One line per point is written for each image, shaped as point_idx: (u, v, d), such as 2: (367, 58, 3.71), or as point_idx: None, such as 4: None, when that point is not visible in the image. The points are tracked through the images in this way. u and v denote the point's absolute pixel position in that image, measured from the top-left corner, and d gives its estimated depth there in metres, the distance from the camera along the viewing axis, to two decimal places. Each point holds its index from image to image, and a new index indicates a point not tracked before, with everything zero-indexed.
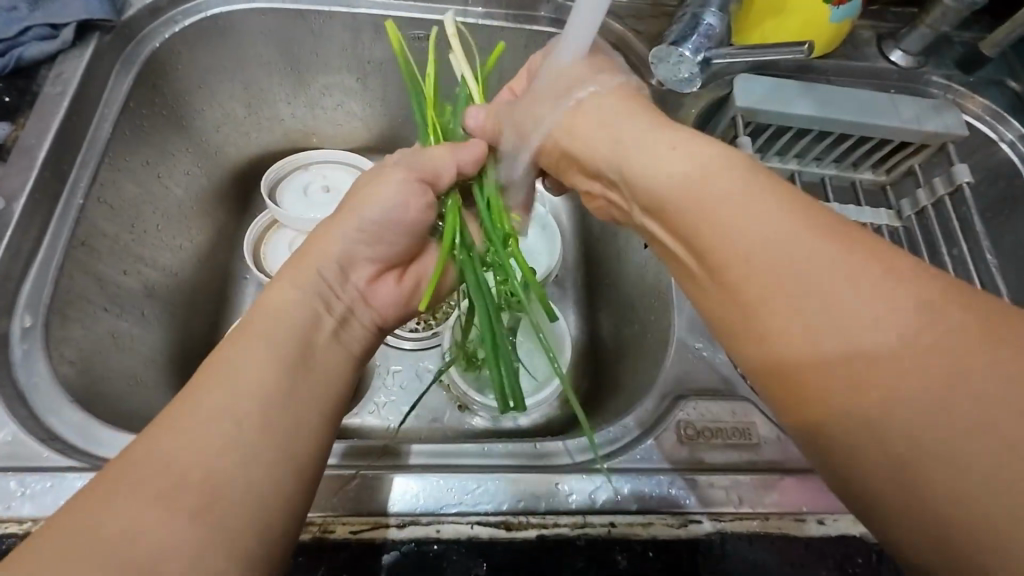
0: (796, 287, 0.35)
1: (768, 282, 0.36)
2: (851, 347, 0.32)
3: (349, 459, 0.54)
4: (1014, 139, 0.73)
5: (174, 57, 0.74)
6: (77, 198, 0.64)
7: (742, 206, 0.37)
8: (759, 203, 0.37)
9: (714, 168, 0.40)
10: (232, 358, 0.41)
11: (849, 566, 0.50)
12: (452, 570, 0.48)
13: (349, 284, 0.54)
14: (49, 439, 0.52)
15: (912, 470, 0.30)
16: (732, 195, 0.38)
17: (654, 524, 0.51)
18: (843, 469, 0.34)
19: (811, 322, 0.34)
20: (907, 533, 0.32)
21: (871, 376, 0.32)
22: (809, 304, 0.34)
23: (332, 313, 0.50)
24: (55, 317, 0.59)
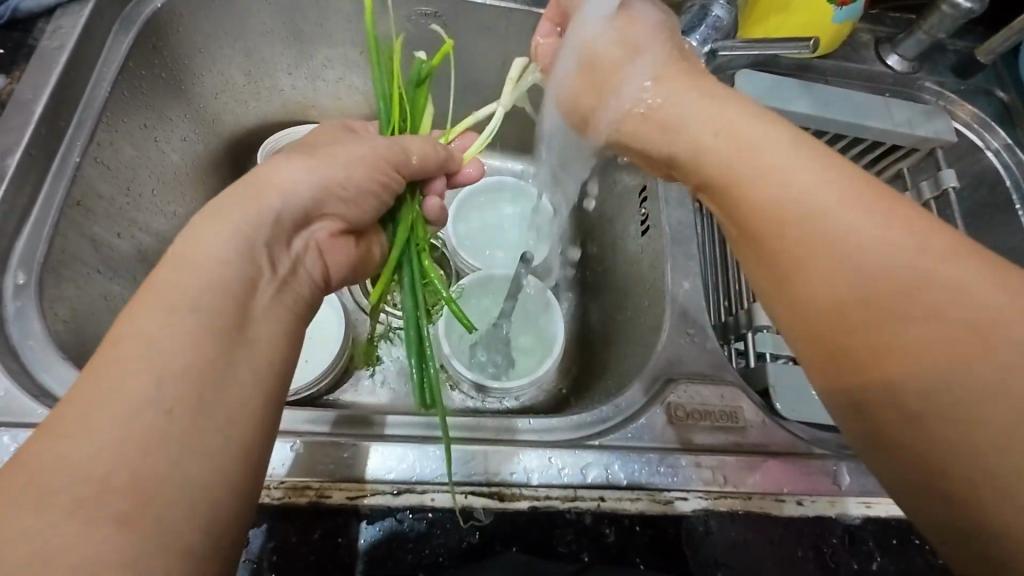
0: (824, 279, 0.36)
1: (796, 270, 0.37)
2: (873, 339, 0.34)
3: (341, 428, 0.54)
4: (1000, 147, 0.75)
5: (175, 17, 0.72)
6: (73, 156, 0.63)
7: (781, 176, 0.39)
8: (797, 175, 0.38)
9: (739, 162, 0.41)
10: (169, 301, 0.36)
11: (823, 545, 0.53)
12: (445, 537, 0.50)
13: (305, 231, 0.50)
14: (42, 396, 0.52)
15: (925, 426, 0.32)
16: (770, 190, 0.39)
17: (642, 500, 0.53)
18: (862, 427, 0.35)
19: (846, 286, 0.35)
20: (919, 489, 0.33)
21: (881, 368, 0.33)
22: (845, 267, 0.35)
23: (275, 270, 0.45)
24: (48, 275, 0.59)
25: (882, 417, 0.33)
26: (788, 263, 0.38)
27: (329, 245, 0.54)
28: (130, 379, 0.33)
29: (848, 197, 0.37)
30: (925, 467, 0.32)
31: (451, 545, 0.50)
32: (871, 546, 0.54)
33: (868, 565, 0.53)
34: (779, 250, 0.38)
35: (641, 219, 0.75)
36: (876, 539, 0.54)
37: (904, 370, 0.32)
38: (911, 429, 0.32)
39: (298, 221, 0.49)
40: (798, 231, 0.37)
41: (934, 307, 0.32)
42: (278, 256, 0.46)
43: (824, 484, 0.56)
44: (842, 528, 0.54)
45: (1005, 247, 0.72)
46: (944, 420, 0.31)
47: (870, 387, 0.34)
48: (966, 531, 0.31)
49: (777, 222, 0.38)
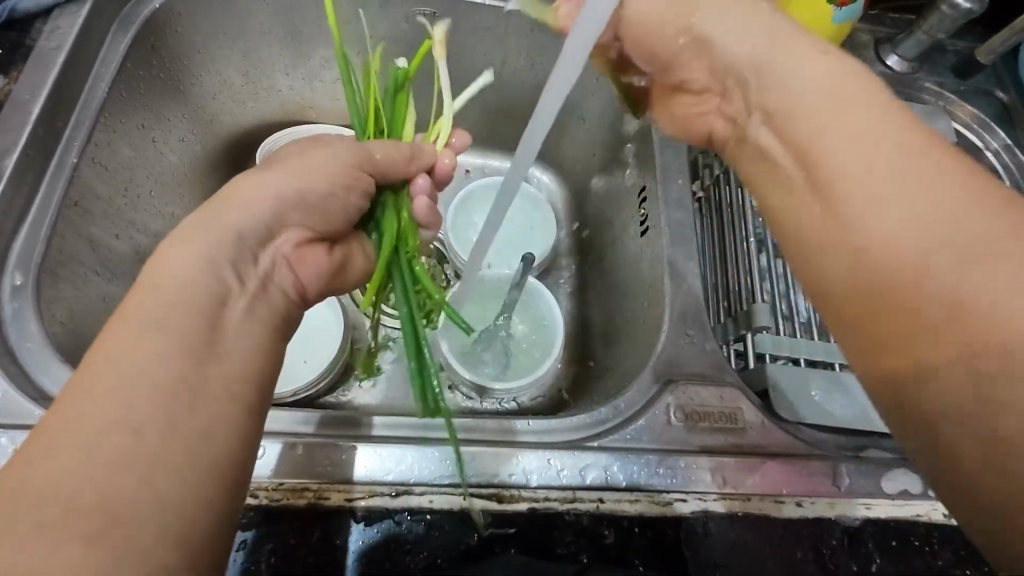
0: (918, 238, 0.35)
1: (889, 227, 0.36)
2: (971, 300, 0.33)
3: (326, 429, 0.53)
4: (999, 148, 0.75)
5: (173, 17, 0.72)
6: (71, 156, 0.63)
7: (860, 132, 0.39)
8: (873, 132, 0.39)
9: (817, 113, 0.41)
10: (146, 324, 0.38)
11: (823, 546, 0.53)
12: (444, 538, 0.50)
13: (273, 246, 0.49)
14: (40, 398, 0.52)
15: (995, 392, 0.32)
16: (859, 151, 0.38)
17: (641, 501, 0.53)
18: (919, 397, 0.35)
19: (917, 240, 0.35)
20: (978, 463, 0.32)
21: (949, 332, 0.33)
22: (918, 224, 0.35)
23: (245, 287, 0.45)
24: (46, 277, 0.59)
25: (958, 394, 0.33)
26: (863, 225, 0.37)
27: (298, 257, 0.52)
28: (112, 399, 0.35)
29: (920, 159, 0.37)
30: (1000, 442, 0.31)
31: (450, 547, 0.50)
32: (870, 547, 0.54)
33: (868, 567, 0.53)
34: (866, 210, 0.37)
35: (640, 220, 0.75)
36: (876, 541, 0.54)
37: (1010, 333, 0.32)
38: (993, 401, 0.31)
39: (265, 236, 0.48)
40: (870, 185, 0.37)
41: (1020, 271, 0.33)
42: (246, 273, 0.46)
43: (823, 485, 0.55)
44: (842, 530, 0.54)
45: None
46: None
47: (933, 353, 0.34)
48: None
49: (870, 179, 0.37)
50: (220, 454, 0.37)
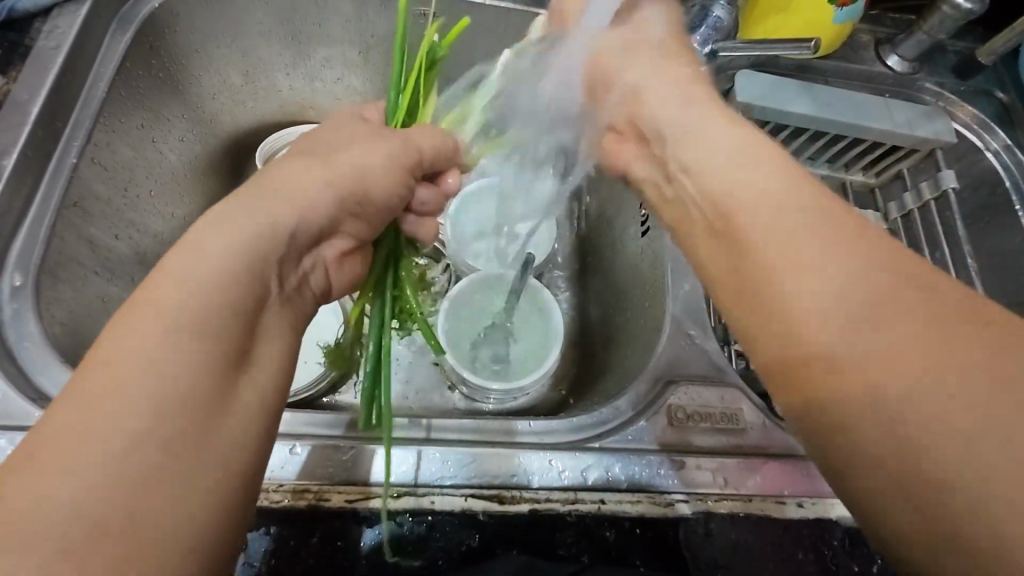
0: (786, 277, 0.34)
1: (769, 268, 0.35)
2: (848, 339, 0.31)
3: (351, 432, 0.54)
4: (999, 148, 0.75)
5: (172, 17, 0.72)
6: (70, 157, 0.62)
7: (761, 182, 0.38)
8: (774, 178, 0.38)
9: (720, 166, 0.40)
10: (162, 317, 0.34)
11: (824, 547, 0.53)
12: (445, 540, 0.50)
13: (319, 250, 0.48)
14: (39, 399, 0.51)
15: (895, 437, 0.28)
16: (750, 193, 0.38)
17: (642, 502, 0.53)
18: (828, 437, 0.32)
19: (817, 280, 0.33)
20: (892, 510, 0.29)
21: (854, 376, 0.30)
22: (816, 264, 0.33)
23: (282, 287, 0.42)
24: (45, 278, 0.58)
25: (840, 424, 0.31)
26: (775, 275, 0.35)
27: (336, 265, 0.52)
28: (130, 399, 0.31)
29: (820, 207, 0.35)
30: (881, 469, 0.29)
31: (451, 548, 0.50)
32: (872, 548, 0.54)
33: (869, 567, 0.53)
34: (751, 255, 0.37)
35: (641, 220, 0.75)
36: None
37: (875, 374, 0.29)
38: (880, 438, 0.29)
39: (314, 240, 0.46)
40: (778, 231, 0.35)
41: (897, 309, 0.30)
42: (287, 275, 0.43)
43: (824, 485, 0.55)
44: (843, 531, 0.54)
45: (1003, 249, 0.72)
46: (915, 430, 0.28)
47: (844, 396, 0.31)
48: (946, 555, 0.27)
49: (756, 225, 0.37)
50: (221, 471, 0.33)
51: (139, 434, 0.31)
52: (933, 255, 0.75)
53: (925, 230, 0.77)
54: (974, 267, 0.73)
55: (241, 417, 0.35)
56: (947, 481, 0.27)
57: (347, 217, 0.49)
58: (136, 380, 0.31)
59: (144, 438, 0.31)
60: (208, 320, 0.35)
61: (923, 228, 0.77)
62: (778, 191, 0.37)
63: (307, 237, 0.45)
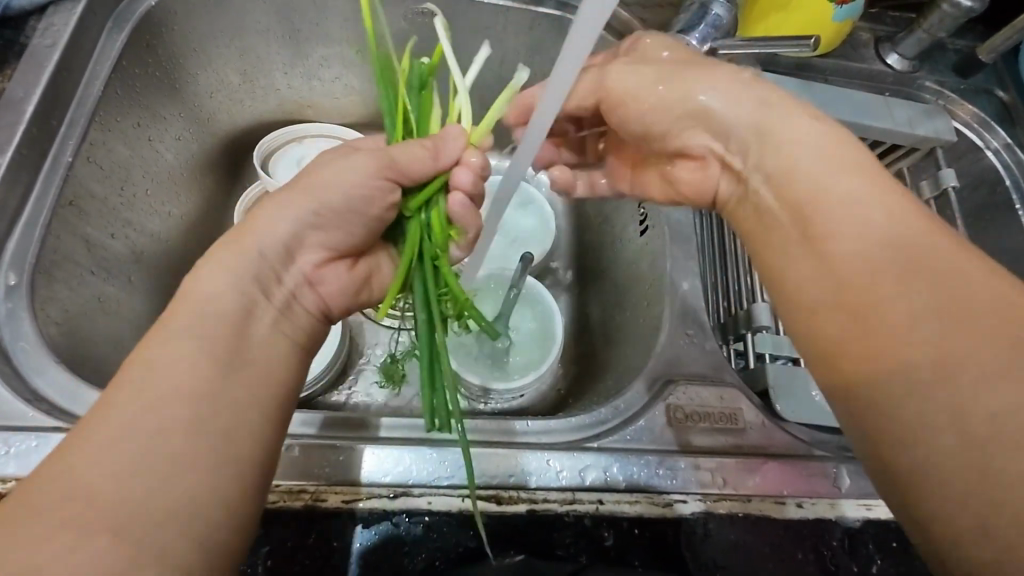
0: (895, 300, 0.38)
1: (841, 256, 0.40)
2: (906, 324, 0.37)
3: (327, 431, 0.53)
4: (1000, 147, 0.75)
5: (169, 16, 0.72)
6: (66, 155, 0.62)
7: (855, 200, 0.41)
8: (864, 198, 0.41)
9: (817, 180, 0.43)
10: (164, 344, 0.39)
11: (823, 547, 0.53)
12: (442, 540, 0.50)
13: (293, 266, 0.50)
14: (33, 399, 0.51)
15: (978, 454, 0.34)
16: (842, 237, 0.40)
17: (641, 502, 0.53)
18: (899, 445, 0.37)
19: (913, 305, 0.37)
20: (946, 513, 0.35)
21: (930, 395, 0.35)
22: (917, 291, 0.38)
23: (270, 299, 0.47)
24: (41, 277, 0.58)
25: (917, 437, 0.36)
26: (870, 294, 0.39)
27: (318, 276, 0.52)
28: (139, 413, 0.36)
29: (918, 228, 0.40)
30: (950, 479, 0.34)
31: (449, 548, 0.49)
32: (871, 549, 0.53)
33: (868, 568, 0.53)
34: (828, 245, 0.41)
35: (640, 219, 0.74)
36: (876, 542, 0.54)
37: (963, 396, 0.35)
38: (926, 406, 0.36)
39: (284, 254, 0.48)
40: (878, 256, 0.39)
41: (941, 305, 0.37)
42: (273, 288, 0.47)
43: (824, 485, 0.55)
44: (842, 531, 0.54)
45: (1003, 247, 0.72)
46: (995, 447, 0.33)
47: (928, 420, 0.35)
48: (985, 551, 0.33)
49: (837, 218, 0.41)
50: (228, 464, 0.37)
51: (155, 437, 0.36)
52: None
53: None
54: None
55: (252, 416, 0.39)
56: (1007, 494, 0.32)
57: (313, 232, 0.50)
58: (164, 391, 0.37)
59: (163, 437, 0.36)
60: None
61: None
62: (881, 219, 0.40)
63: (276, 249, 0.48)
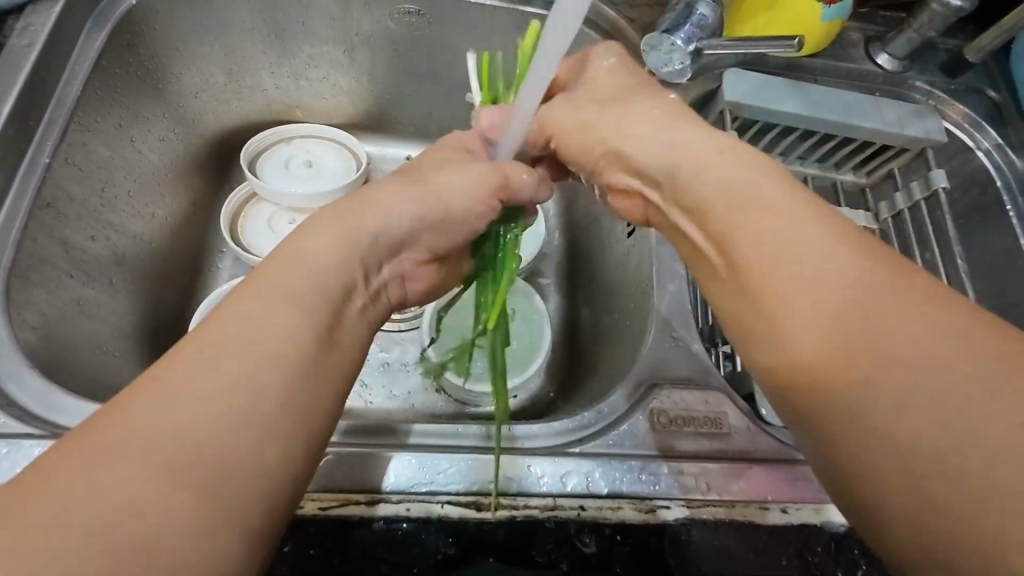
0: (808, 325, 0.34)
1: (774, 288, 0.36)
2: (842, 375, 0.32)
3: (351, 439, 0.53)
4: (990, 147, 0.75)
5: (150, 15, 0.71)
6: (43, 157, 0.61)
7: (770, 216, 0.37)
8: (782, 211, 0.37)
9: (734, 195, 0.39)
10: (247, 309, 0.36)
11: (809, 553, 0.52)
12: (421, 548, 0.49)
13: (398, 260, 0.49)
14: (7, 405, 0.50)
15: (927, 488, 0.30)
16: (761, 254, 0.37)
17: (623, 508, 0.52)
18: (850, 479, 0.33)
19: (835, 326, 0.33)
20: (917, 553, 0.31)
21: (885, 432, 0.31)
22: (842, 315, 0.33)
23: (368, 288, 0.45)
24: (17, 280, 0.57)
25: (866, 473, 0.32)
26: (792, 323, 0.35)
27: (414, 272, 0.53)
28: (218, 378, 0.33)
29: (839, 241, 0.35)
30: (907, 515, 0.31)
31: (426, 556, 0.48)
32: (857, 554, 0.53)
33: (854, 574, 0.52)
34: (755, 285, 0.37)
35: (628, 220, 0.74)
36: (862, 547, 0.53)
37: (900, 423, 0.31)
38: (881, 454, 0.31)
39: (389, 250, 0.48)
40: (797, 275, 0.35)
41: (899, 328, 0.32)
42: (371, 276, 0.46)
43: (808, 490, 0.55)
44: (828, 537, 0.53)
45: (995, 249, 0.71)
46: (944, 484, 0.30)
47: (872, 458, 0.32)
48: None
49: (758, 257, 0.37)
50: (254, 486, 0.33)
51: None
52: (923, 256, 0.74)
53: (915, 230, 0.76)
54: (965, 268, 0.72)
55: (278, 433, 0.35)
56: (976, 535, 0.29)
57: (423, 231, 0.50)
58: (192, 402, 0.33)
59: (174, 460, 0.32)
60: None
61: (913, 227, 0.76)
62: (794, 238, 0.36)
63: (388, 243, 0.47)
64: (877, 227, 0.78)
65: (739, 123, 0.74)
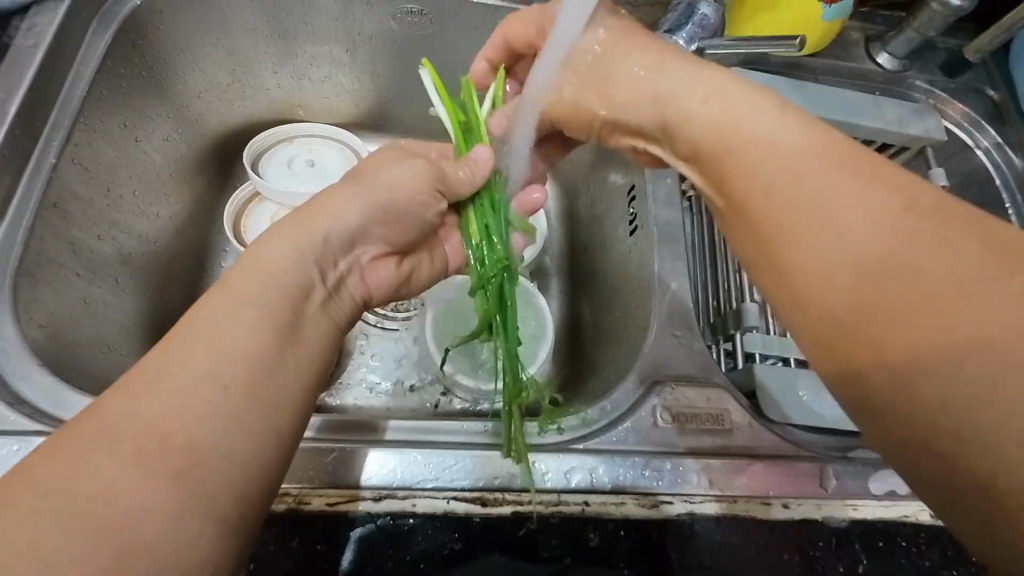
0: (808, 249, 0.35)
1: (771, 216, 0.37)
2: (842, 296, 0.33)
3: (325, 434, 0.53)
4: (989, 146, 0.75)
5: (155, 16, 0.71)
6: (50, 157, 0.62)
7: (766, 145, 0.38)
8: (783, 138, 0.37)
9: (725, 133, 0.40)
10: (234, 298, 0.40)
11: (810, 549, 0.53)
12: (427, 542, 0.49)
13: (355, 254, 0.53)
14: (16, 403, 0.51)
15: (931, 404, 0.30)
16: (756, 182, 0.37)
17: (626, 504, 0.53)
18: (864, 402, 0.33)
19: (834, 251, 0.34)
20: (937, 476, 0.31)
21: (887, 352, 0.31)
22: (834, 236, 0.34)
23: (325, 282, 0.48)
24: (25, 279, 0.58)
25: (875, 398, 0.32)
26: (792, 250, 0.35)
27: (370, 268, 0.56)
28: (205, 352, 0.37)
29: (843, 170, 0.35)
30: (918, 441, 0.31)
31: (432, 551, 0.49)
32: (857, 549, 0.53)
33: (855, 568, 0.52)
34: (755, 213, 0.37)
35: (630, 219, 0.74)
36: (863, 542, 0.54)
37: (908, 348, 0.31)
38: (887, 376, 0.31)
39: (348, 242, 0.51)
40: (785, 204, 0.36)
41: (909, 252, 0.32)
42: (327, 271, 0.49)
43: (809, 485, 0.55)
44: (828, 532, 0.54)
45: None
46: (958, 410, 0.29)
47: (881, 377, 0.32)
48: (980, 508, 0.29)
49: (757, 180, 0.37)
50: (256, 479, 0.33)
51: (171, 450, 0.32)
52: None
53: None
54: None
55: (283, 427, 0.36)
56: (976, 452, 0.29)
57: (377, 226, 0.54)
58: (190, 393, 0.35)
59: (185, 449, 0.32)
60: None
61: None
62: (795, 161, 0.36)
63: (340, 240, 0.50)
64: None
65: None
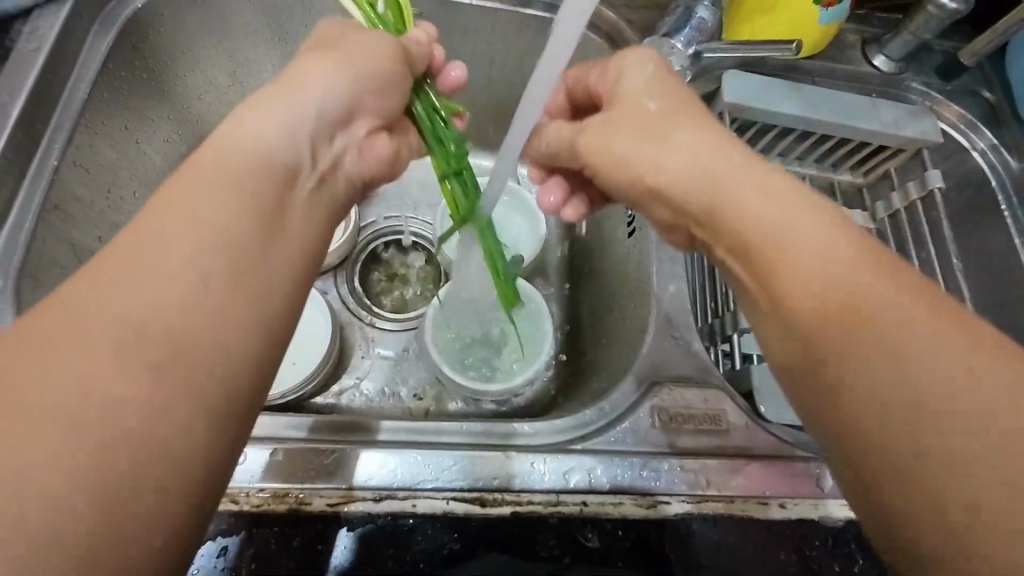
0: (798, 293, 0.40)
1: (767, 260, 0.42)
2: (824, 336, 0.39)
3: (318, 435, 0.53)
4: (985, 148, 0.76)
5: (156, 19, 0.71)
6: (51, 160, 0.62)
7: (766, 201, 0.43)
8: (782, 198, 0.43)
9: (726, 181, 0.45)
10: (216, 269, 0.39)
11: (807, 548, 0.53)
12: (426, 542, 0.50)
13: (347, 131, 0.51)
14: None
15: (910, 427, 0.34)
16: (757, 232, 0.43)
17: (624, 504, 0.53)
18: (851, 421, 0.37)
19: (819, 296, 0.39)
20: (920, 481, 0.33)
21: (859, 385, 0.37)
22: (819, 284, 0.39)
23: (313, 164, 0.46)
24: (27, 281, 0.58)
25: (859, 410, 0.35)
26: (786, 293, 0.41)
27: (366, 144, 0.54)
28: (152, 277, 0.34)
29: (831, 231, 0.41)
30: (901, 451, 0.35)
31: (431, 551, 0.49)
32: (853, 548, 0.54)
33: (850, 567, 0.53)
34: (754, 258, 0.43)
35: (628, 220, 0.75)
36: (858, 541, 0.54)
37: (877, 376, 0.36)
38: (865, 401, 0.36)
39: (336, 121, 0.49)
40: (780, 252, 0.42)
41: (879, 303, 0.37)
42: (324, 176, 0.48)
43: (806, 485, 0.56)
44: (824, 532, 0.54)
45: (990, 250, 0.72)
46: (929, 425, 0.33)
47: (854, 393, 0.37)
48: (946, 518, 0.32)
49: (756, 229, 0.43)
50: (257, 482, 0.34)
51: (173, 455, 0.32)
52: (919, 255, 0.75)
53: (912, 230, 0.77)
54: (959, 268, 0.74)
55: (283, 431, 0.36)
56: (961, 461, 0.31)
57: None
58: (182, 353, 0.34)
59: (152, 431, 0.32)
60: (177, 328, 0.34)
61: (910, 228, 0.78)
62: (785, 220, 0.42)
63: None
64: (873, 228, 0.80)
65: (737, 125, 0.76)
